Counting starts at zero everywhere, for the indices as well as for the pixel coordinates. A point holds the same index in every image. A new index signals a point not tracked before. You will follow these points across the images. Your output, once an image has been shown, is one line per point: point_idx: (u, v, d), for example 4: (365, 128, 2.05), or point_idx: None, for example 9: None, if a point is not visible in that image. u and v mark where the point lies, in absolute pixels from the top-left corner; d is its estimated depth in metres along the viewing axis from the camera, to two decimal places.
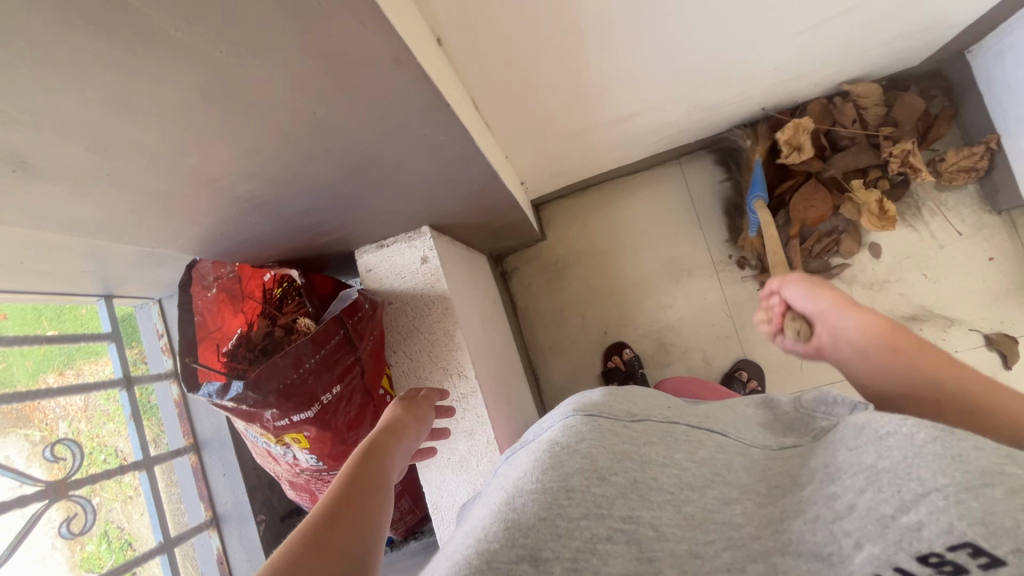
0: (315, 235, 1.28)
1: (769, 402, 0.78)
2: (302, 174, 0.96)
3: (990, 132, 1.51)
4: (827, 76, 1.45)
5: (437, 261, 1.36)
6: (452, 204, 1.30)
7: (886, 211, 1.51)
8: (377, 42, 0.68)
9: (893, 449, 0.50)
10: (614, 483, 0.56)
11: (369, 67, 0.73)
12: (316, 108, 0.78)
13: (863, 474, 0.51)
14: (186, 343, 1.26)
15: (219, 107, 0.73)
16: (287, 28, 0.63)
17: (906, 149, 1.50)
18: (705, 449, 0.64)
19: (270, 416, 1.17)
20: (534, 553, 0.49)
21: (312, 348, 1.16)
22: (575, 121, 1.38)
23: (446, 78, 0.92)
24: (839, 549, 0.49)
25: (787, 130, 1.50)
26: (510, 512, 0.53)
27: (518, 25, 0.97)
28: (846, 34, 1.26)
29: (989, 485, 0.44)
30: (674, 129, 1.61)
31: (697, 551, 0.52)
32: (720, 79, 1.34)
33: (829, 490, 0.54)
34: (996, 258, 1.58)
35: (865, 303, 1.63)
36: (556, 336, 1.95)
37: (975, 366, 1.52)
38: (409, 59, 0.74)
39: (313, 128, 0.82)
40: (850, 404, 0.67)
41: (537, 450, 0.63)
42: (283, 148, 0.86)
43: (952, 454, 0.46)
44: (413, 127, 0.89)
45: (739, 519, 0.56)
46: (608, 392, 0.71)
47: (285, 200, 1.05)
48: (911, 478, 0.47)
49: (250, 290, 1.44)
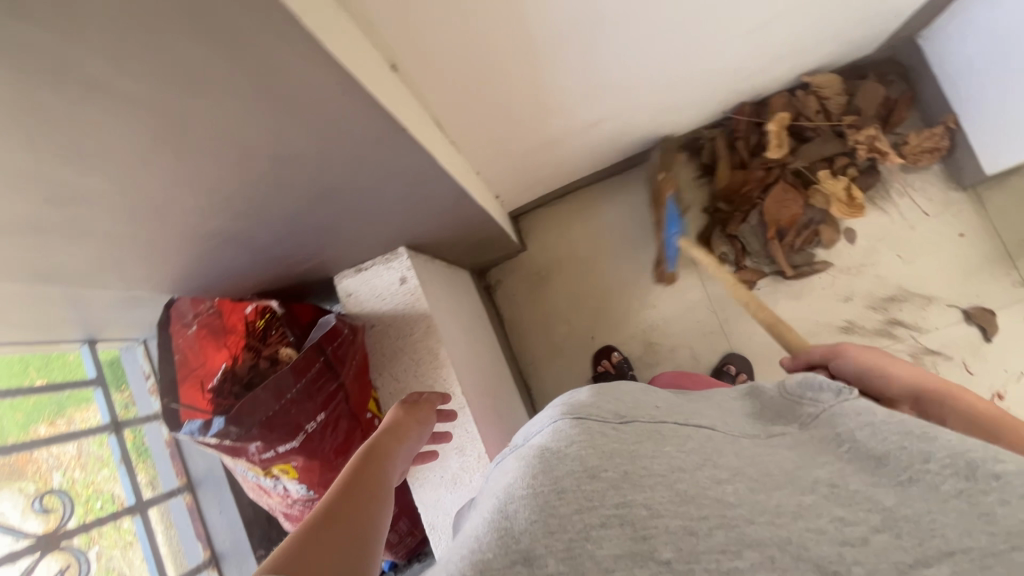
0: (291, 263, 1.23)
1: (750, 393, 0.78)
2: (268, 205, 0.92)
3: (948, 112, 1.58)
4: (781, 72, 1.48)
5: (416, 281, 1.32)
6: (432, 223, 1.27)
7: (854, 199, 1.59)
8: (318, 71, 0.66)
9: (910, 501, 0.51)
10: (605, 478, 0.53)
11: (341, 89, 0.70)
12: (269, 141, 0.75)
13: (875, 513, 0.51)
14: (167, 384, 1.25)
15: (166, 146, 0.70)
16: (222, 63, 0.60)
17: (871, 135, 1.56)
18: (699, 442, 0.62)
19: (255, 449, 1.14)
20: (528, 553, 0.46)
21: (292, 379, 1.15)
22: (542, 132, 1.35)
23: (403, 103, 0.89)
24: (841, 550, 0.47)
25: (771, 127, 1.55)
26: (504, 519, 0.50)
27: (475, 39, 0.94)
28: (792, 31, 1.28)
29: (1015, 550, 0.44)
30: (638, 134, 1.60)
31: (692, 527, 0.49)
32: (679, 82, 1.34)
33: (826, 500, 0.52)
34: (967, 235, 1.62)
35: (845, 288, 1.66)
36: (544, 346, 1.90)
37: (953, 343, 1.57)
38: (357, 89, 0.71)
39: (271, 159, 0.79)
40: (835, 389, 0.68)
41: (527, 457, 0.61)
42: (241, 181, 0.82)
43: (975, 511, 0.48)
44: (374, 152, 0.86)
45: (736, 497, 0.52)
46: (595, 394, 0.69)
47: (254, 232, 1.01)
48: (935, 536, 0.47)
49: (231, 323, 1.34)
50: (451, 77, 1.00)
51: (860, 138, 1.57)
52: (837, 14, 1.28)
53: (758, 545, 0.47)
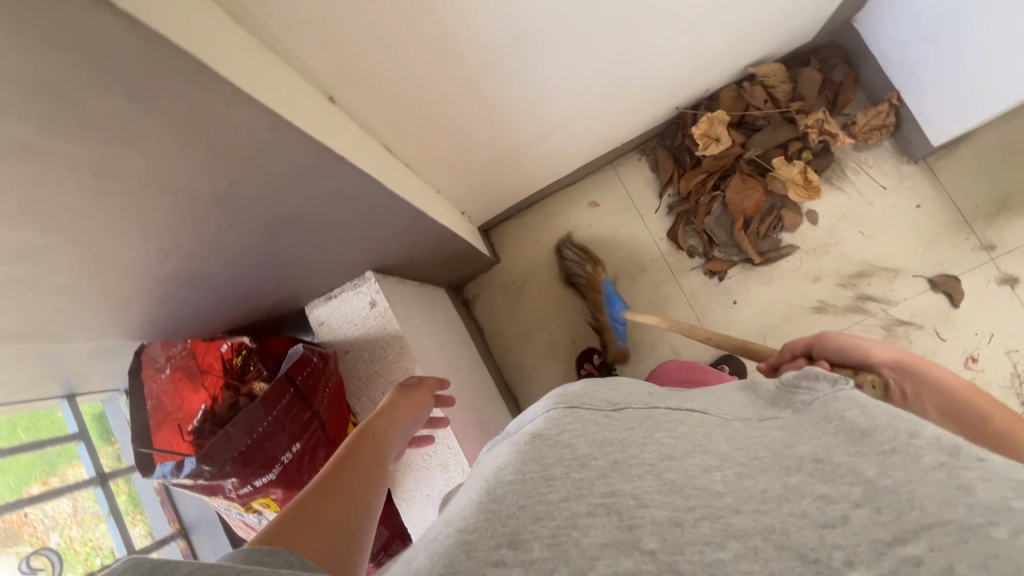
0: (257, 299, 1.21)
1: (745, 383, 0.76)
2: (222, 245, 0.90)
3: (889, 90, 1.62)
4: (722, 66, 1.51)
5: (385, 303, 1.30)
6: (396, 244, 1.25)
7: (810, 181, 1.62)
8: (242, 108, 0.65)
9: (892, 471, 0.49)
10: (593, 467, 0.54)
11: (268, 123, 0.69)
12: (209, 183, 0.73)
13: (854, 486, 0.49)
14: (137, 429, 1.20)
15: (103, 199, 0.68)
16: (141, 111, 0.58)
17: (819, 118, 1.62)
18: (694, 427, 0.62)
19: (231, 485, 1.12)
20: (514, 537, 0.47)
21: (261, 412, 1.13)
22: (496, 146, 1.35)
23: (344, 135, 0.88)
24: (820, 530, 0.46)
25: (703, 124, 1.62)
26: (493, 503, 0.52)
27: (411, 62, 0.93)
28: (726, 27, 1.31)
29: (994, 525, 0.42)
30: (595, 140, 1.61)
31: (676, 518, 0.48)
32: (625, 85, 1.36)
33: (808, 478, 0.51)
34: (924, 205, 1.64)
35: (813, 268, 1.68)
36: (526, 356, 1.88)
37: (922, 311, 1.59)
38: (285, 124, 0.70)
39: (214, 200, 0.77)
40: (831, 378, 0.66)
41: (518, 444, 0.62)
42: (188, 225, 0.80)
43: (954, 485, 0.46)
44: (319, 181, 0.85)
45: (724, 486, 0.52)
46: (587, 386, 0.70)
47: (213, 272, 0.98)
48: (914, 508, 0.45)
49: (206, 363, 1.29)
50: (395, 98, 0.99)
51: (809, 122, 1.63)
52: (767, 8, 1.31)
53: (741, 535, 0.47)
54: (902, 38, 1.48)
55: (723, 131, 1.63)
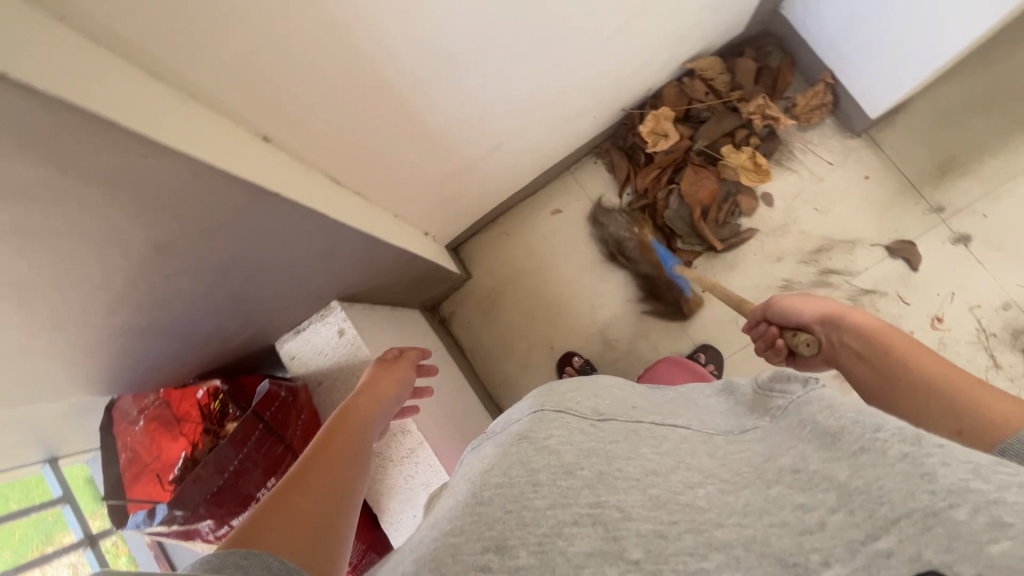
0: (222, 342, 1.17)
1: (724, 391, 0.73)
2: (172, 291, 0.87)
3: (823, 70, 1.66)
4: (661, 62, 1.53)
5: (354, 331, 1.27)
6: (360, 271, 1.23)
7: (760, 164, 1.67)
8: (164, 158, 0.63)
9: (862, 467, 0.47)
10: (579, 476, 0.53)
11: (190, 170, 0.67)
12: (144, 232, 0.71)
13: (829, 492, 0.47)
14: (110, 484, 1.12)
15: (32, 260, 0.65)
16: (58, 171, 0.56)
17: (760, 104, 1.67)
18: (674, 445, 0.60)
19: (208, 528, 1.09)
20: (500, 542, 0.47)
21: (232, 451, 1.10)
22: (448, 164, 1.34)
23: (284, 173, 0.86)
24: (799, 539, 0.46)
25: (649, 121, 1.68)
26: (478, 508, 0.50)
27: (350, 93, 0.92)
28: (657, 26, 1.33)
29: (955, 507, 0.40)
30: (547, 146, 1.61)
31: (661, 530, 0.48)
32: (567, 90, 1.37)
33: (787, 488, 0.50)
34: (872, 175, 1.69)
35: (774, 248, 1.71)
36: (506, 367, 1.86)
37: (883, 278, 1.63)
38: (209, 168, 0.69)
39: (153, 249, 0.75)
40: (803, 379, 0.62)
41: (504, 443, 0.60)
42: (130, 275, 0.77)
43: (917, 471, 0.43)
44: (258, 218, 0.83)
45: (707, 502, 0.51)
46: (572, 388, 0.68)
47: (169, 320, 0.95)
48: (883, 504, 0.44)
49: (183, 412, 1.26)
50: (337, 130, 0.98)
51: (751, 109, 1.68)
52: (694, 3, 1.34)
53: (725, 546, 0.46)
54: (826, 20, 1.52)
55: (671, 126, 1.68)
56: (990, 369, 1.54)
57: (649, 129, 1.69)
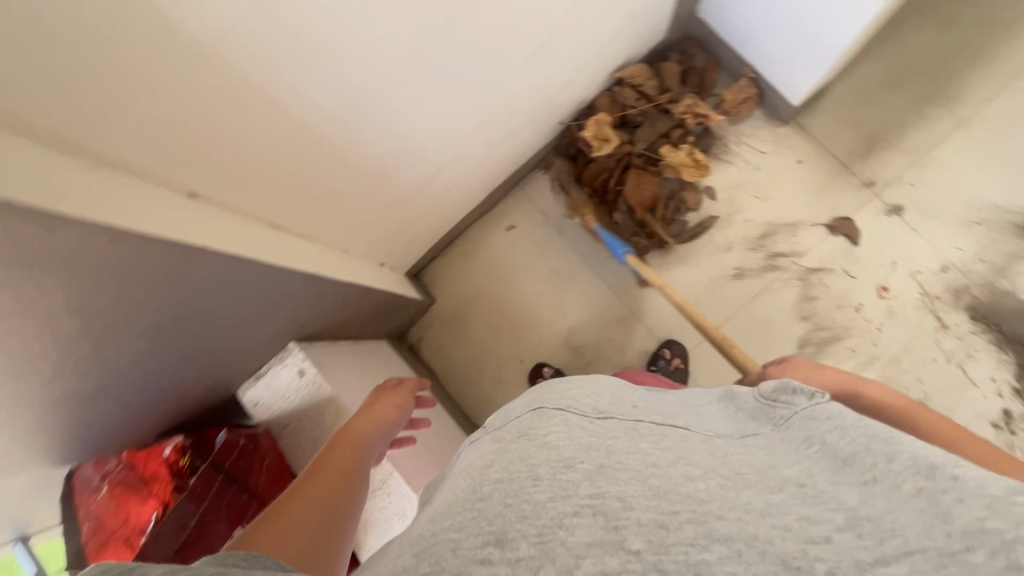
0: (181, 403, 1.12)
1: (725, 394, 0.78)
2: (115, 356, 0.82)
3: (744, 65, 1.72)
4: (589, 72, 1.57)
5: (314, 370, 1.24)
6: (312, 305, 1.20)
7: (699, 160, 1.71)
8: (79, 226, 0.61)
9: (873, 501, 0.50)
10: (579, 469, 0.53)
11: (108, 236, 0.65)
12: (72, 300, 0.68)
13: (837, 512, 0.49)
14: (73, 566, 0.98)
15: None
16: None
17: (688, 103, 1.72)
18: (678, 441, 0.61)
19: None
20: (500, 535, 0.47)
21: (191, 506, 1.08)
22: (393, 195, 1.33)
23: (212, 227, 0.84)
24: (802, 545, 0.45)
25: (591, 126, 1.71)
26: (479, 504, 0.51)
27: (286, 142, 0.90)
28: (578, 39, 1.36)
29: (970, 549, 0.43)
30: (491, 164, 1.62)
31: (662, 520, 0.47)
32: (501, 108, 1.38)
33: (791, 499, 0.51)
34: (804, 159, 1.75)
35: (723, 239, 1.75)
36: (479, 387, 1.84)
37: (827, 255, 1.69)
38: (129, 234, 0.67)
39: (84, 316, 0.71)
40: (808, 394, 0.68)
41: (505, 441, 0.61)
42: (66, 347, 0.73)
43: (932, 513, 0.47)
44: (194, 267, 0.81)
45: (708, 496, 0.51)
46: (575, 387, 0.70)
47: (118, 389, 0.90)
48: (896, 536, 0.46)
49: (150, 472, 1.10)
50: (275, 177, 0.95)
51: (682, 109, 1.72)
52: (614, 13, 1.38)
53: (726, 539, 0.46)
54: (733, 20, 1.59)
55: (611, 131, 1.72)
56: (938, 330, 1.61)
57: (592, 135, 1.72)
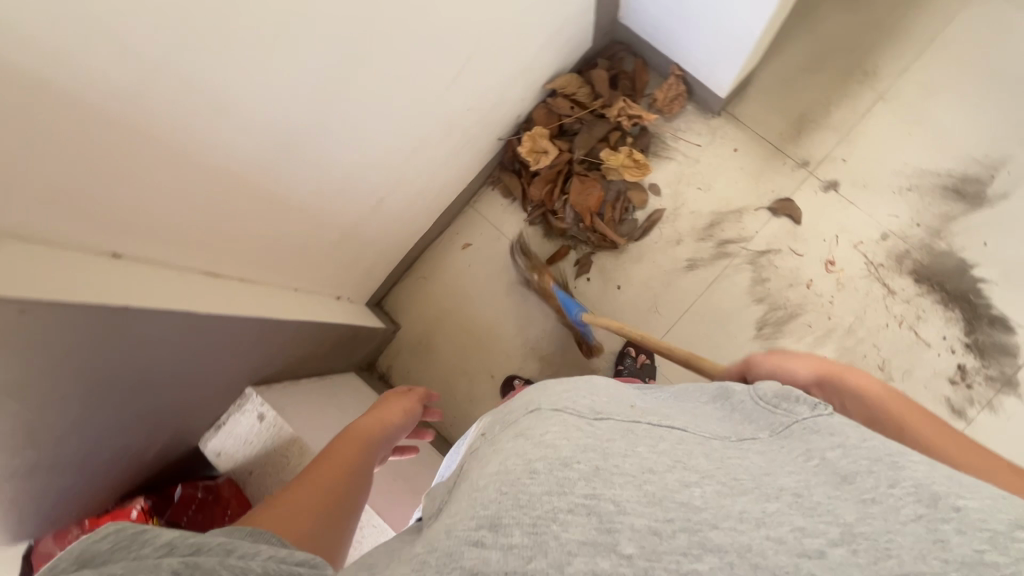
0: (131, 468, 1.06)
1: (720, 393, 0.75)
2: (45, 433, 0.77)
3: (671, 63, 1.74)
4: (521, 86, 1.56)
5: (275, 414, 1.18)
6: (258, 346, 1.15)
7: (638, 160, 1.73)
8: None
9: (872, 517, 0.47)
10: (575, 468, 0.51)
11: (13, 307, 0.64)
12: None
13: (832, 526, 0.46)
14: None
15: None
16: None
17: (620, 106, 1.75)
18: (676, 445, 0.58)
19: None
20: (495, 519, 0.46)
21: None
22: (337, 226, 1.29)
23: (122, 291, 0.79)
24: (796, 560, 0.44)
25: (526, 143, 1.75)
26: (477, 498, 0.50)
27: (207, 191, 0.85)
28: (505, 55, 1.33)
29: None
30: (435, 185, 1.59)
31: (655, 527, 0.46)
32: (438, 130, 1.35)
33: (787, 507, 0.49)
34: (739, 147, 1.77)
35: (673, 233, 1.76)
36: (453, 406, 1.81)
37: (773, 239, 1.71)
38: (35, 301, 0.66)
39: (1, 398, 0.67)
40: (810, 404, 0.66)
41: (508, 438, 0.60)
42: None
43: (930, 537, 0.44)
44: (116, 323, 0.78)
45: (702, 502, 0.49)
46: (570, 390, 0.68)
47: (56, 468, 0.84)
48: (891, 556, 0.43)
49: None
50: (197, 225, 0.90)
51: (615, 113, 1.75)
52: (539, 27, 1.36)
53: (718, 550, 0.45)
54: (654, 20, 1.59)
55: (548, 143, 1.75)
56: (887, 297, 1.65)
57: (529, 150, 1.76)
